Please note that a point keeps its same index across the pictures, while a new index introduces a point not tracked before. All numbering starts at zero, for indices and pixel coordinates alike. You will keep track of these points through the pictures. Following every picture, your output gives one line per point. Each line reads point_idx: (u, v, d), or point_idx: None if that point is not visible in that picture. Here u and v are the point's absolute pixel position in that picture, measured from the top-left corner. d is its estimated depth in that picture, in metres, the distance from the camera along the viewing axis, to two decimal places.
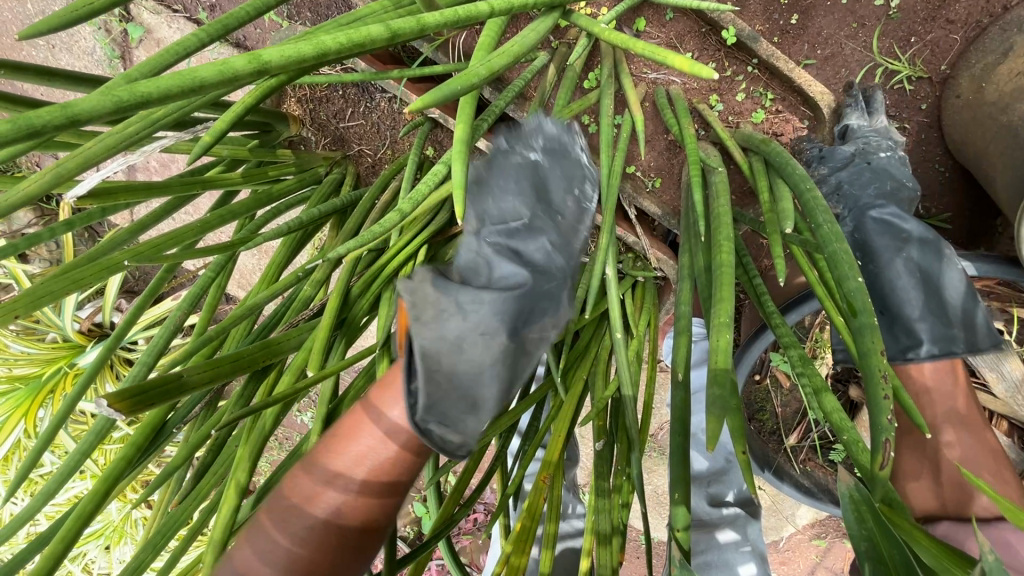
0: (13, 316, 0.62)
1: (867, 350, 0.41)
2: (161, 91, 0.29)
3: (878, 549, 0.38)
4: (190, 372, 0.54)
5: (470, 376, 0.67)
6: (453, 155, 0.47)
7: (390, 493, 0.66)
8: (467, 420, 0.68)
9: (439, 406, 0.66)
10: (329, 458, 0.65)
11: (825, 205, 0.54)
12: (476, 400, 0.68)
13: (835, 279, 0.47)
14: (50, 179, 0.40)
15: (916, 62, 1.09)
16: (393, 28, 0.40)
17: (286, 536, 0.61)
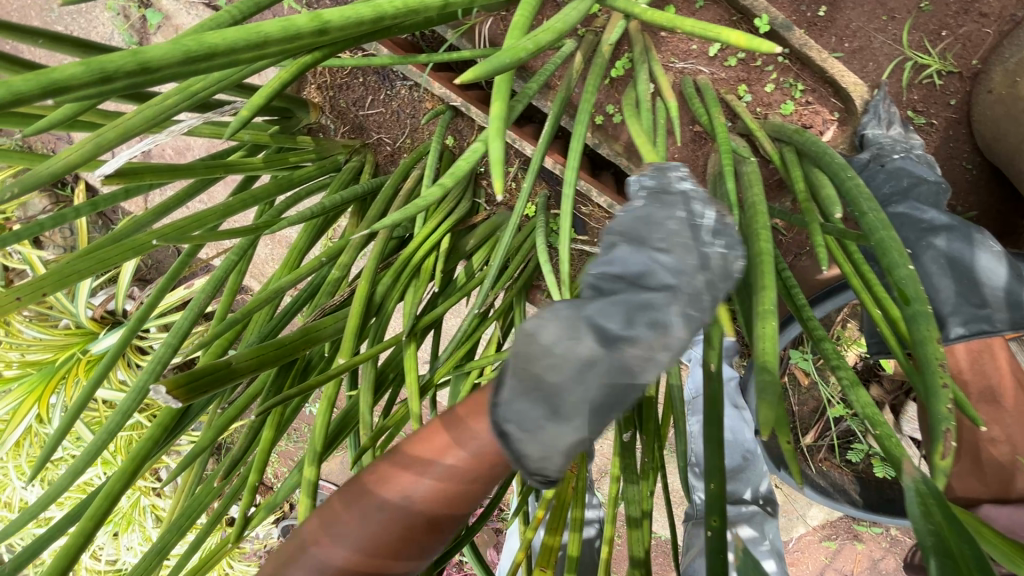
0: (40, 294, 0.62)
1: (922, 338, 0.40)
2: (227, 44, 0.31)
3: (947, 545, 0.33)
4: (237, 359, 0.52)
5: (555, 383, 0.51)
6: (491, 135, 0.46)
7: (480, 485, 0.53)
8: (546, 436, 0.51)
9: (516, 411, 0.51)
10: (420, 444, 0.54)
11: (868, 193, 0.53)
12: (556, 410, 0.51)
13: (883, 267, 0.46)
14: (89, 149, 0.40)
15: (946, 56, 1.07)
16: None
17: (357, 519, 0.53)
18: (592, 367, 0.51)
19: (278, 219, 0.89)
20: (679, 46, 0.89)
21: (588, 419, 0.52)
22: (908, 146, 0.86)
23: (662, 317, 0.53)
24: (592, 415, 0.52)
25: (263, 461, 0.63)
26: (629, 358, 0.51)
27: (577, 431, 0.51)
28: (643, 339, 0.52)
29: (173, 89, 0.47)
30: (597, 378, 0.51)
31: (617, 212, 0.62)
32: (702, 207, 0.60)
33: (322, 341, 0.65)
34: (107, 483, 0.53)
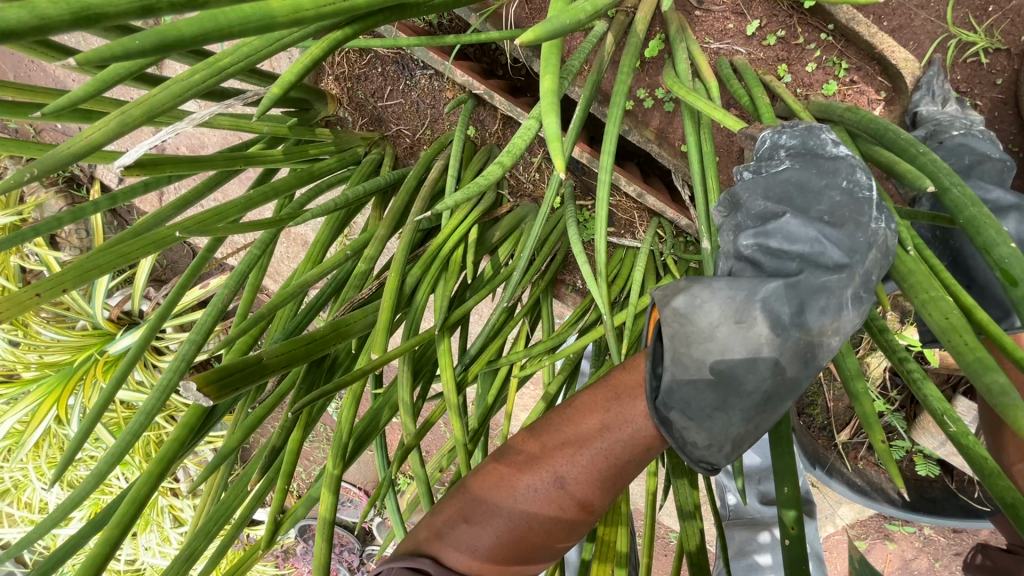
0: (60, 290, 0.59)
1: None
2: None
3: None
4: (269, 355, 0.49)
5: (722, 376, 0.65)
6: (543, 107, 0.42)
7: (613, 475, 0.69)
8: (717, 421, 0.66)
9: (686, 400, 0.66)
10: (562, 434, 0.71)
11: (946, 168, 0.48)
12: (726, 398, 0.65)
13: (977, 248, 0.41)
14: (114, 128, 0.37)
15: (993, 32, 1.02)
16: None
17: (514, 496, 0.69)
18: (756, 360, 0.63)
19: (301, 211, 0.86)
20: (715, 26, 0.85)
21: (758, 408, 0.64)
22: (967, 123, 0.81)
23: (824, 314, 0.62)
24: (762, 405, 0.64)
25: (294, 462, 0.61)
26: (789, 356, 0.63)
27: (745, 420, 0.65)
28: (804, 333, 0.62)
29: (201, 65, 0.43)
30: (763, 375, 0.63)
31: (761, 187, 0.67)
32: (867, 175, 0.61)
33: (352, 337, 0.62)
34: (133, 487, 0.51)
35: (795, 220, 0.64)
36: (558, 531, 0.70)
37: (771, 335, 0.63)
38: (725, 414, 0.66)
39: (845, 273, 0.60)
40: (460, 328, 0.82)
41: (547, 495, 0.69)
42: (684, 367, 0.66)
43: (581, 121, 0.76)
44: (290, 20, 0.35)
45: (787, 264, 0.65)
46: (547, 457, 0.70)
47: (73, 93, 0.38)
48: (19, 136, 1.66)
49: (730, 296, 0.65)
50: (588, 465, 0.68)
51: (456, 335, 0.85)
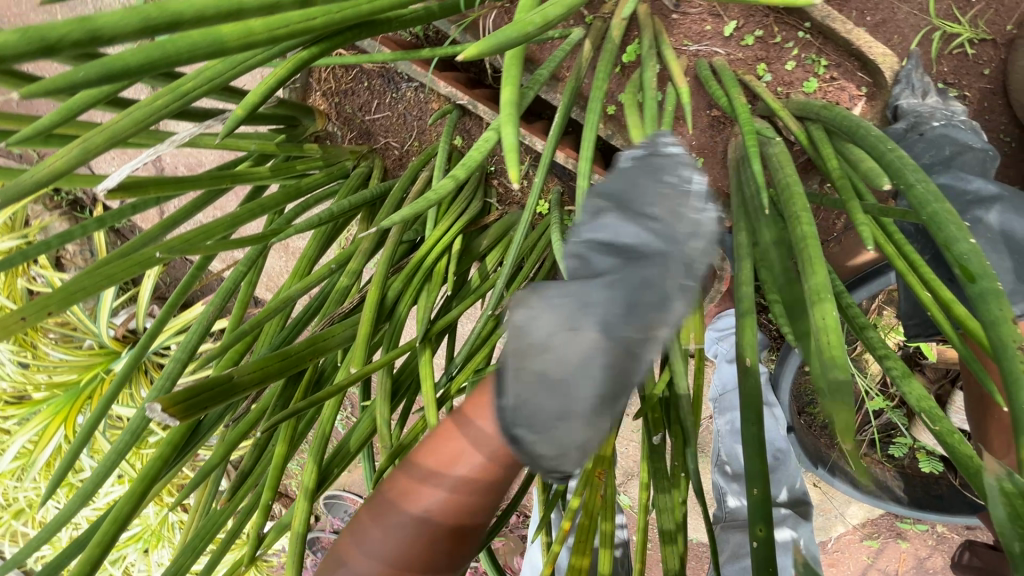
0: (47, 313, 0.61)
1: (989, 319, 0.35)
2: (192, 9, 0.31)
3: None
4: (241, 373, 0.50)
5: (558, 375, 0.47)
6: (502, 119, 0.42)
7: (487, 498, 0.55)
8: (561, 433, 0.49)
9: (523, 414, 0.49)
10: (429, 456, 0.56)
11: (913, 164, 0.48)
12: (569, 405, 0.48)
13: (938, 244, 0.41)
14: (76, 154, 0.39)
15: (977, 23, 1.01)
16: None
17: (384, 528, 0.56)
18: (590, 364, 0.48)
19: (287, 227, 0.87)
20: (693, 28, 0.85)
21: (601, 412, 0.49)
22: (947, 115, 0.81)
23: (659, 295, 0.52)
24: (605, 402, 0.48)
25: (278, 477, 0.61)
26: (638, 335, 0.50)
27: (589, 426, 0.49)
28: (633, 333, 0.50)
29: (166, 89, 0.44)
30: (609, 362, 0.48)
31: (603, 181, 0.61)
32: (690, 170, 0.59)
33: (330, 351, 0.63)
34: (115, 506, 0.51)
35: (617, 212, 0.57)
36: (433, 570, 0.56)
37: (626, 314, 0.50)
38: (564, 432, 0.49)
39: (661, 254, 0.53)
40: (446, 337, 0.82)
41: (416, 529, 0.55)
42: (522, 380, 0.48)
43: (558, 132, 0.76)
44: (242, 45, 0.36)
45: (629, 248, 0.55)
46: (413, 485, 0.56)
47: (44, 120, 0.41)
48: (24, 161, 1.70)
49: (566, 287, 0.51)
50: (456, 491, 0.54)
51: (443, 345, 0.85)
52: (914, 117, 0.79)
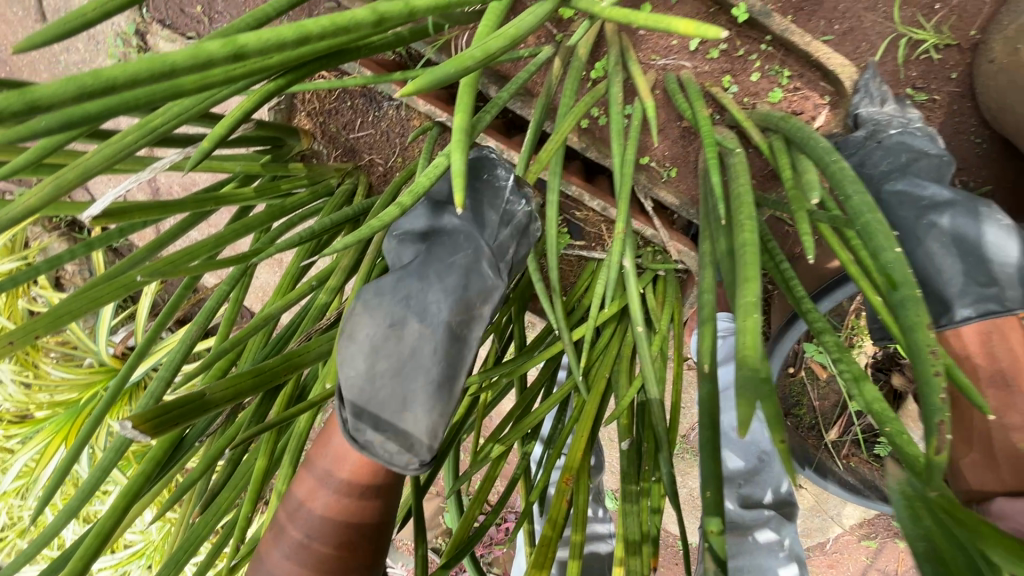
0: (35, 334, 0.64)
1: (912, 325, 0.37)
2: (129, 75, 0.28)
3: (940, 551, 0.29)
4: (213, 391, 0.52)
5: (395, 367, 0.63)
6: (452, 146, 0.45)
7: (373, 491, 0.64)
8: (408, 416, 0.63)
9: (366, 411, 0.62)
10: (321, 458, 0.66)
11: (853, 176, 0.51)
12: (409, 391, 0.63)
13: (870, 252, 0.43)
14: (49, 191, 0.42)
15: (942, 29, 1.04)
16: (383, 12, 0.40)
17: (295, 525, 0.64)
18: (417, 354, 0.64)
19: (271, 245, 0.90)
20: (660, 43, 0.88)
21: (434, 397, 0.63)
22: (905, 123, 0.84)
23: (473, 283, 0.68)
24: (440, 382, 0.64)
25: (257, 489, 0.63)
26: (457, 321, 0.66)
27: (430, 409, 0.62)
28: (451, 324, 0.65)
29: (134, 126, 0.47)
30: (433, 347, 0.64)
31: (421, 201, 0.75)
32: (502, 173, 0.76)
33: (305, 366, 0.66)
34: (98, 520, 0.54)
35: (429, 219, 0.73)
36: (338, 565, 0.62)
37: (448, 305, 0.65)
38: (399, 416, 0.62)
39: (468, 252, 0.70)
40: None
41: (319, 522, 0.62)
42: (356, 381, 0.62)
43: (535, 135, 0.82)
44: (198, 88, 0.39)
45: (437, 250, 0.70)
46: (314, 485, 0.64)
47: (26, 156, 0.45)
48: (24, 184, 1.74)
49: (382, 294, 0.65)
50: (351, 485, 0.63)
51: None
52: (873, 124, 0.81)
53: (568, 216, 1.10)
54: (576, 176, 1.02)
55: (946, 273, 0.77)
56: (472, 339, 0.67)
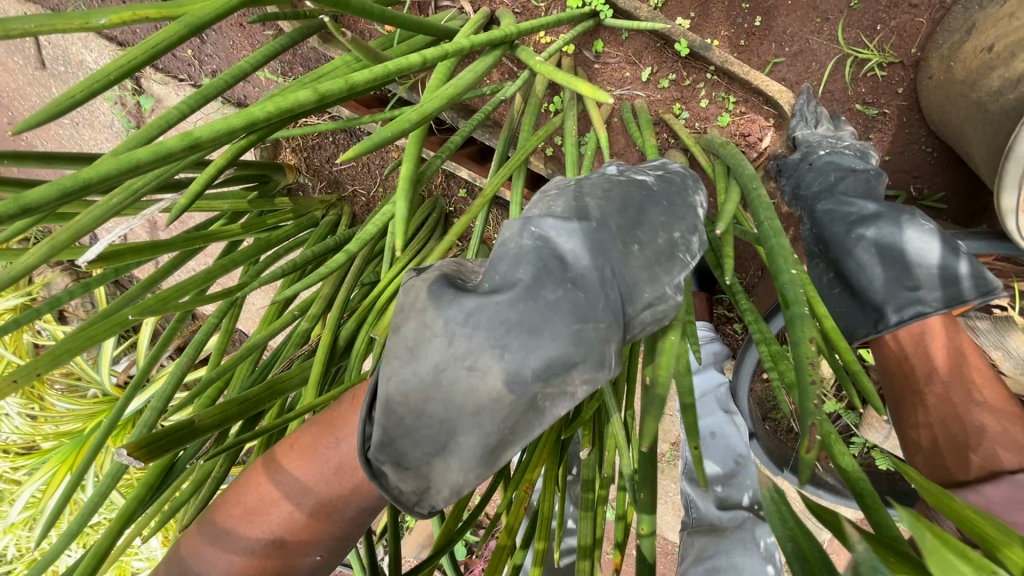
0: (34, 374, 0.69)
1: (799, 339, 0.44)
2: (100, 176, 0.35)
3: (799, 545, 0.33)
4: (201, 418, 0.57)
5: (450, 407, 0.56)
6: (400, 192, 0.57)
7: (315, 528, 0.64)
8: (438, 469, 0.59)
9: (400, 447, 0.58)
10: (269, 484, 0.65)
11: (768, 202, 0.57)
12: (451, 447, 0.58)
13: (775, 272, 0.50)
14: (44, 252, 0.48)
15: (884, 47, 1.08)
16: (352, 80, 0.46)
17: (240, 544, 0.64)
18: (481, 405, 0.55)
19: (257, 278, 0.95)
20: (614, 75, 0.94)
21: (475, 456, 0.57)
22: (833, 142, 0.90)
23: (572, 364, 0.55)
24: (485, 458, 0.57)
25: None
26: (537, 397, 0.56)
27: (466, 469, 0.58)
28: (538, 386, 0.55)
29: (120, 189, 0.54)
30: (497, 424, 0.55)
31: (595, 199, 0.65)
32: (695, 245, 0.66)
33: (287, 391, 0.71)
34: (96, 542, 0.59)
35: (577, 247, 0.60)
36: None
37: (548, 363, 0.55)
38: (434, 464, 0.59)
39: (604, 313, 0.58)
40: None
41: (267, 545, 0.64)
42: (409, 399, 0.56)
43: (499, 161, 0.89)
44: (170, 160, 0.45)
45: (570, 292, 0.58)
46: (268, 509, 0.64)
47: (21, 223, 0.53)
48: None
49: (480, 336, 0.55)
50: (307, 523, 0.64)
51: None
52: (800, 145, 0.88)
53: None
54: None
55: (879, 282, 0.83)
56: (546, 412, 0.56)
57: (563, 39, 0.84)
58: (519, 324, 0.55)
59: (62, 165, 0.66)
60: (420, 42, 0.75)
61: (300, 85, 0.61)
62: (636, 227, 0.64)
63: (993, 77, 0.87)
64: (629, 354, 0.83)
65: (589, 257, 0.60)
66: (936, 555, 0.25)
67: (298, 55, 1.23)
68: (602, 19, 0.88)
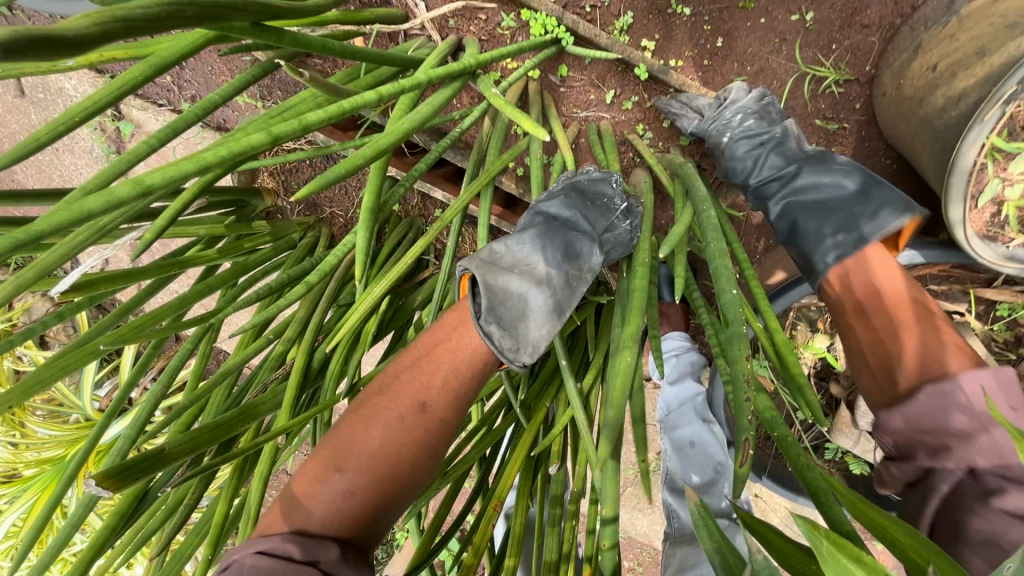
0: (8, 405, 0.70)
1: (737, 355, 0.52)
2: (53, 226, 0.38)
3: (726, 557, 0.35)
4: (171, 445, 0.58)
5: (521, 291, 0.79)
6: (359, 224, 0.60)
7: (423, 432, 0.74)
8: (522, 331, 0.77)
9: (496, 310, 0.76)
10: (373, 408, 0.75)
11: (715, 223, 0.65)
12: (528, 310, 0.78)
13: (719, 291, 0.59)
14: (9, 289, 0.50)
15: (840, 65, 1.12)
16: (306, 122, 0.50)
17: (355, 461, 0.70)
18: (543, 282, 0.79)
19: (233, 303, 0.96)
20: (579, 98, 0.98)
21: (548, 316, 0.77)
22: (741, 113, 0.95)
23: (581, 252, 0.83)
24: (554, 311, 0.78)
25: (216, 533, 0.68)
26: (570, 275, 0.81)
27: (542, 326, 0.77)
28: (571, 269, 0.81)
29: (87, 227, 0.57)
30: (554, 288, 0.79)
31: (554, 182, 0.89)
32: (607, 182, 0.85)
33: (261, 415, 0.72)
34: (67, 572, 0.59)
35: (562, 200, 0.84)
36: (399, 493, 0.71)
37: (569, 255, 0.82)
38: (524, 330, 0.77)
39: (590, 234, 0.83)
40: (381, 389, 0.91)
41: (383, 454, 0.71)
42: (496, 288, 0.77)
43: (469, 183, 0.91)
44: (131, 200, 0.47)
45: (571, 223, 0.84)
46: (372, 422, 0.73)
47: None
48: None
49: (523, 244, 0.81)
50: (416, 419, 0.74)
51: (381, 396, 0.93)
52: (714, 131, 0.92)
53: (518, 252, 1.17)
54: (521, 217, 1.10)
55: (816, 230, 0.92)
56: (581, 287, 0.80)
57: (526, 66, 0.88)
58: (544, 242, 0.82)
59: (32, 202, 0.68)
60: (387, 72, 0.78)
61: (262, 122, 0.64)
62: (581, 196, 0.85)
63: (937, 95, 0.91)
64: (598, 370, 0.85)
65: (566, 207, 0.84)
66: (832, 559, 0.30)
67: (275, 81, 1.25)
68: (564, 45, 0.92)
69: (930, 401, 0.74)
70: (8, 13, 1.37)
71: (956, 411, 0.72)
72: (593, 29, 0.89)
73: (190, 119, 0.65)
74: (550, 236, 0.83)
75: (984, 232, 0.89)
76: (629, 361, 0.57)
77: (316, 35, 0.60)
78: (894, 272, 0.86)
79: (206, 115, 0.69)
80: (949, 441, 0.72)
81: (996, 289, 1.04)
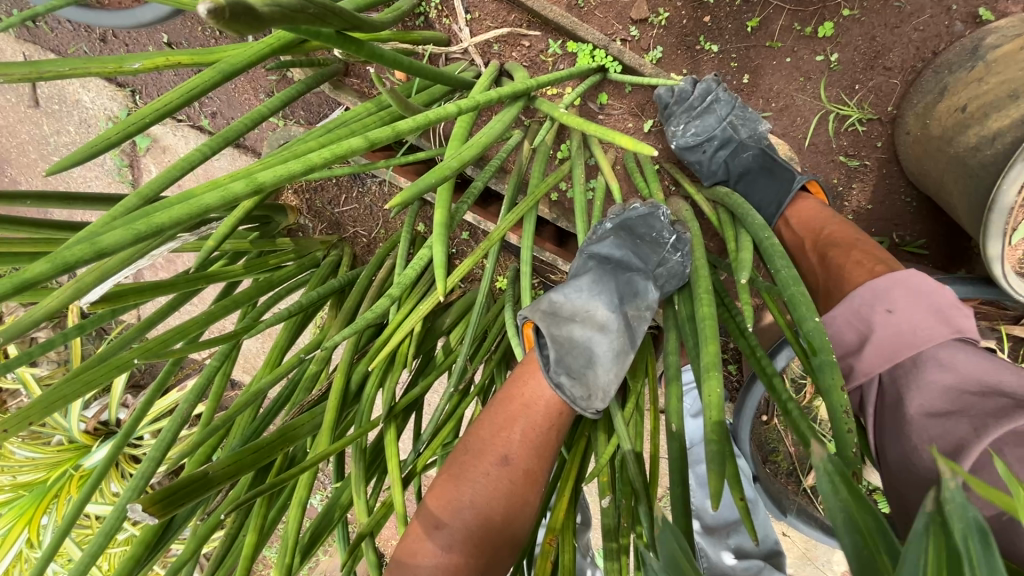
0: (27, 423, 0.65)
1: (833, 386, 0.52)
2: (172, 219, 0.37)
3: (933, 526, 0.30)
4: (214, 469, 0.55)
5: (584, 336, 0.77)
6: (434, 238, 0.59)
7: (518, 490, 0.70)
8: (592, 377, 0.75)
9: (564, 360, 0.75)
10: (468, 464, 0.71)
11: (781, 249, 0.66)
12: (595, 355, 0.76)
13: (798, 317, 0.59)
14: (69, 294, 0.48)
15: (863, 105, 1.15)
16: (398, 129, 0.50)
17: (452, 516, 0.69)
18: (606, 326, 0.77)
19: (259, 322, 0.92)
20: (618, 126, 1.00)
21: (615, 359, 0.75)
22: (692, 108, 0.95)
23: (638, 290, 0.80)
24: (620, 353, 0.75)
25: (249, 566, 0.63)
26: (630, 316, 0.79)
27: (612, 370, 0.74)
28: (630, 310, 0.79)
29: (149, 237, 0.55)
30: (617, 330, 0.77)
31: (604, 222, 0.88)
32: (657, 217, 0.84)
33: (301, 438, 0.69)
34: None
35: (613, 241, 0.84)
36: (504, 548, 0.67)
37: (626, 296, 0.80)
38: (591, 374, 0.75)
39: (643, 270, 0.81)
40: (412, 415, 0.86)
41: (474, 510, 0.68)
42: (558, 336, 0.76)
43: (510, 208, 0.89)
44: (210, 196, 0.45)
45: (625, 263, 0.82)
46: (465, 475, 0.71)
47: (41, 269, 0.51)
48: None
49: (580, 290, 0.80)
50: (501, 473, 0.70)
51: (412, 422, 0.89)
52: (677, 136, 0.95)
53: (545, 277, 1.15)
54: (550, 242, 1.09)
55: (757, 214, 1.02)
56: (643, 326, 0.78)
57: (573, 92, 0.88)
58: (601, 284, 0.80)
59: (83, 206, 0.67)
60: (439, 92, 0.78)
61: (322, 135, 0.63)
62: (630, 233, 0.84)
63: (967, 135, 0.94)
64: (639, 400, 0.82)
65: (616, 248, 0.83)
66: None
67: (303, 100, 1.25)
68: (608, 74, 0.93)
69: (831, 331, 0.78)
70: (31, 25, 1.36)
71: (846, 330, 0.77)
72: (638, 59, 0.91)
73: (242, 129, 0.64)
74: (604, 277, 0.81)
75: (1017, 269, 0.90)
76: (717, 390, 0.54)
77: (387, 48, 0.60)
78: (818, 214, 0.93)
79: (256, 127, 0.67)
80: (852, 360, 0.76)
81: (1022, 327, 1.05)
